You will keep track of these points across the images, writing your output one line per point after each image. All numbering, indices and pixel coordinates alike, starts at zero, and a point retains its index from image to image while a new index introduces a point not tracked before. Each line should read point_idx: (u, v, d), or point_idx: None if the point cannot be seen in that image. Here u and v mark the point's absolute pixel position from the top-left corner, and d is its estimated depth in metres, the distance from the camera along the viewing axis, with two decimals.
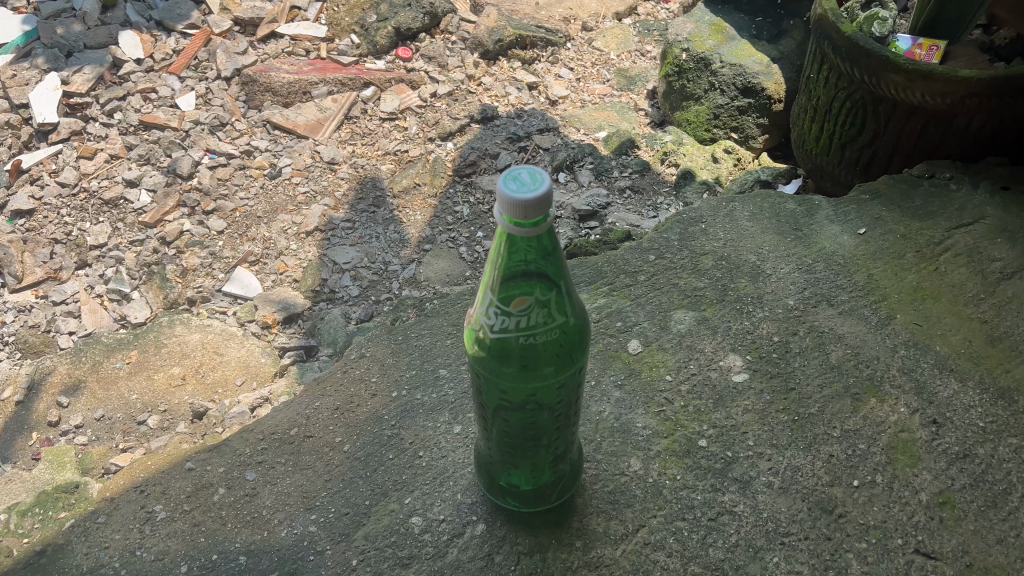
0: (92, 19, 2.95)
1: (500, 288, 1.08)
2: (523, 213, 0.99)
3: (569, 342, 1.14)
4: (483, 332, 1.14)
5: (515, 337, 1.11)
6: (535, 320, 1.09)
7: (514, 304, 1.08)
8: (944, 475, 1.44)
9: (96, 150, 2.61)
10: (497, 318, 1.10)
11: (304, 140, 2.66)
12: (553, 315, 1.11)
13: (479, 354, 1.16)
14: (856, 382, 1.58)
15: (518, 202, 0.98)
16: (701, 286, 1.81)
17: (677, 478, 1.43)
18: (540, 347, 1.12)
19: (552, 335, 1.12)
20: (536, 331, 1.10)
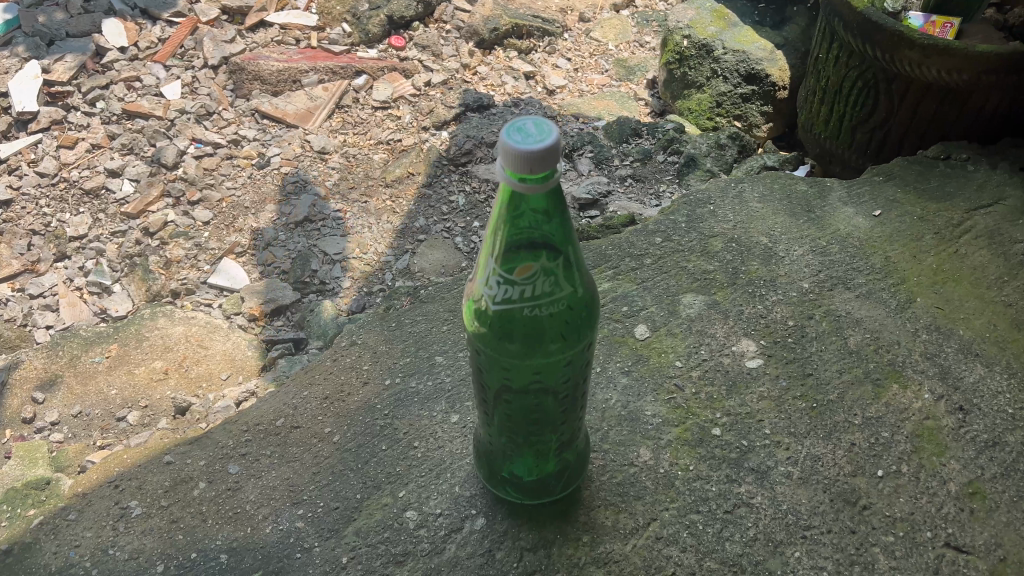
0: (75, 8, 2.87)
1: (503, 255, 0.99)
2: (528, 167, 0.90)
3: (577, 316, 1.05)
4: (484, 305, 1.05)
5: (519, 309, 1.01)
6: (540, 289, 1.00)
7: (518, 272, 0.99)
8: (973, 465, 1.35)
9: (77, 140, 2.52)
10: (500, 288, 1.01)
11: (294, 129, 2.57)
12: (560, 284, 1.01)
13: (479, 329, 1.06)
14: (877, 367, 1.49)
15: (522, 155, 0.89)
16: (710, 269, 1.72)
17: (689, 469, 1.34)
18: (545, 321, 1.03)
19: (559, 307, 1.03)
20: (542, 302, 1.01)
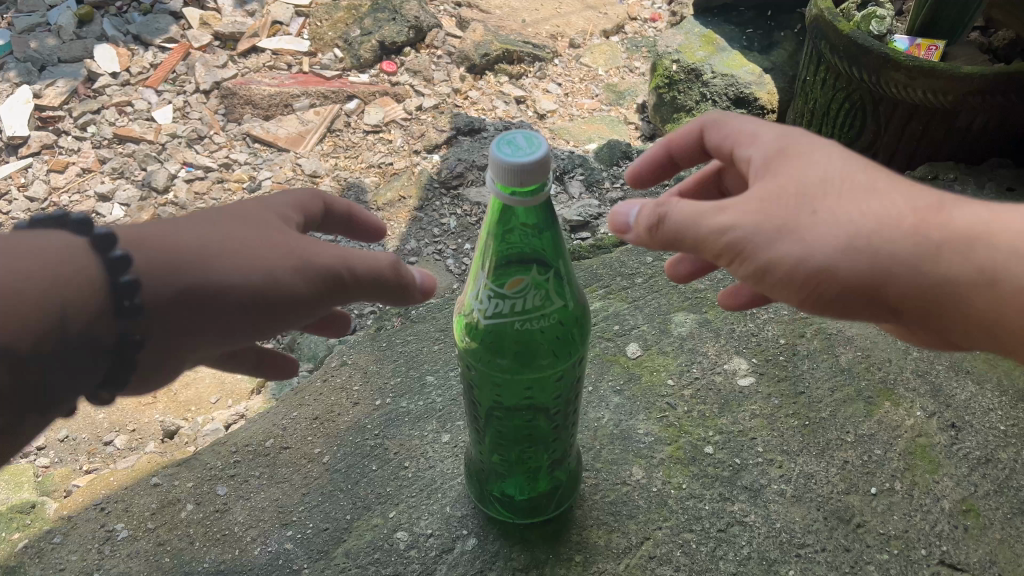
0: (67, 34, 2.88)
1: (493, 268, 1.00)
2: (518, 180, 0.90)
3: (568, 331, 1.05)
4: (474, 319, 1.04)
5: (510, 324, 1.01)
6: (531, 303, 1.00)
7: (509, 285, 0.99)
8: (966, 482, 1.35)
9: (68, 164, 2.55)
10: (490, 302, 1.01)
11: (285, 153, 2.59)
12: (551, 298, 1.01)
13: (469, 345, 1.06)
14: (869, 386, 1.49)
15: (512, 168, 0.89)
16: (701, 288, 1.72)
17: (682, 487, 1.33)
18: (536, 335, 1.02)
19: (550, 321, 1.02)
20: (532, 317, 1.01)
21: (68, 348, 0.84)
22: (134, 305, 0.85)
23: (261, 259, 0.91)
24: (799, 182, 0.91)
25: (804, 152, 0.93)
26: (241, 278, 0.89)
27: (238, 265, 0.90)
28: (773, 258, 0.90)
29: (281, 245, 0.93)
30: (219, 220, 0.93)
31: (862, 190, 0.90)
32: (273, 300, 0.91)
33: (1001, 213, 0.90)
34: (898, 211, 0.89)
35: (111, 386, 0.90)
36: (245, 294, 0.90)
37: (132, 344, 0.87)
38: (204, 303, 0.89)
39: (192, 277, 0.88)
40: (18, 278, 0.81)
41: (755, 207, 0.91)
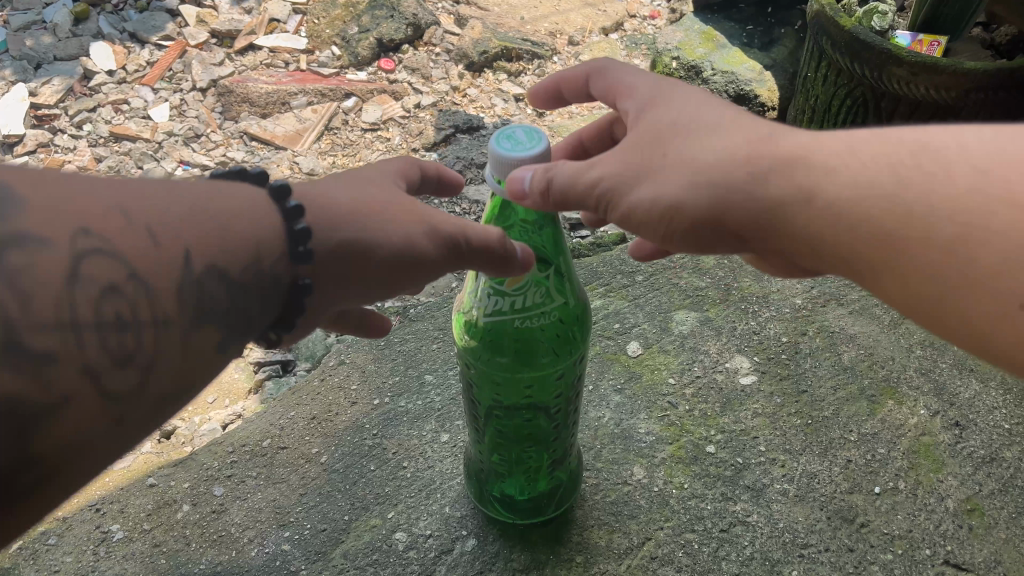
0: (63, 31, 2.87)
1: None
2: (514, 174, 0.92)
3: (569, 330, 1.04)
4: (474, 317, 1.03)
5: (510, 322, 1.00)
6: (531, 301, 1.00)
7: (509, 282, 0.99)
8: (970, 481, 1.34)
9: (63, 163, 2.55)
10: (490, 299, 1.00)
11: (282, 151, 2.57)
12: (551, 296, 1.01)
13: (469, 344, 1.04)
14: (872, 384, 1.47)
15: (509, 163, 0.92)
16: (702, 286, 1.71)
17: (684, 486, 1.32)
18: (536, 333, 1.01)
19: (550, 319, 1.02)
20: (532, 315, 1.00)
21: (261, 279, 0.84)
22: (306, 251, 0.85)
23: (400, 221, 0.89)
24: (657, 130, 0.89)
25: (669, 101, 0.91)
26: (391, 236, 0.88)
27: (380, 226, 0.88)
28: (632, 203, 0.88)
29: (416, 207, 0.92)
30: (336, 186, 0.90)
31: (714, 129, 0.87)
32: (411, 265, 0.90)
33: (847, 138, 0.84)
34: (745, 145, 0.85)
35: (284, 329, 0.89)
36: (393, 254, 0.89)
37: (305, 288, 0.86)
38: (356, 259, 0.88)
39: (345, 234, 0.87)
40: (212, 206, 0.82)
41: (620, 159, 0.89)
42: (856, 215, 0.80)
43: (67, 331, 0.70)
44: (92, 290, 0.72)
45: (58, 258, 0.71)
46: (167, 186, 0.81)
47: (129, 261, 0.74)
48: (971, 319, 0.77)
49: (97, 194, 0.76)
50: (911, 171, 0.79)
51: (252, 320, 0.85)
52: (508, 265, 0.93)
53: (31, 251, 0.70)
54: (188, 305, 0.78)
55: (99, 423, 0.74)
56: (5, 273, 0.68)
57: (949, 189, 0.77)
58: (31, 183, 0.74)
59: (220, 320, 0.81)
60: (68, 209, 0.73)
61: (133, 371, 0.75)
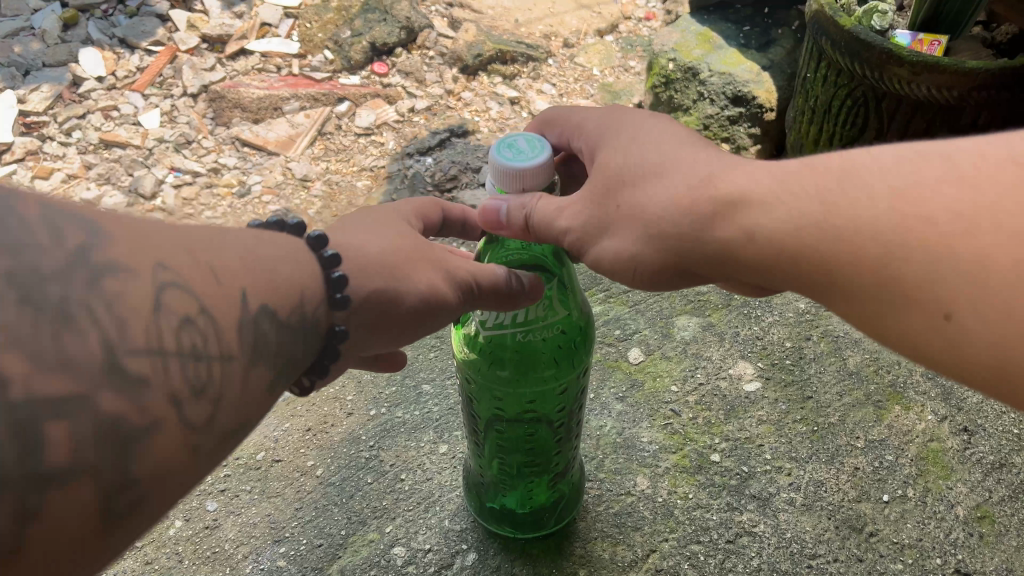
0: (52, 37, 2.83)
1: None
2: (517, 182, 0.91)
3: (571, 342, 1.01)
4: (473, 329, 1.00)
5: (511, 335, 0.97)
6: (533, 314, 0.97)
7: None
8: (980, 488, 1.32)
9: (53, 170, 2.51)
10: (491, 311, 0.97)
11: (275, 157, 2.55)
12: (554, 308, 0.99)
13: (468, 356, 1.01)
14: (878, 389, 1.45)
15: (510, 171, 0.90)
16: (704, 291, 1.67)
17: (689, 497, 1.29)
18: (538, 346, 0.98)
19: (552, 331, 0.99)
20: (534, 327, 0.97)
21: (303, 325, 0.83)
22: (344, 298, 0.86)
23: (423, 269, 0.91)
24: (606, 184, 0.89)
25: (614, 148, 0.91)
26: (415, 283, 0.90)
27: (404, 275, 0.90)
28: (598, 253, 0.90)
29: (434, 255, 0.93)
30: (360, 233, 0.91)
31: (658, 175, 0.87)
32: (432, 311, 0.91)
33: (779, 169, 0.81)
34: (687, 191, 0.84)
35: (316, 373, 0.89)
36: (418, 301, 0.90)
37: (341, 334, 0.87)
38: (384, 306, 0.89)
39: (377, 282, 0.88)
40: (262, 252, 0.81)
41: (579, 209, 0.90)
42: (794, 245, 0.77)
43: (156, 359, 0.68)
44: (172, 320, 0.70)
45: (144, 288, 0.69)
46: (219, 232, 0.80)
47: (201, 296, 0.73)
48: (913, 337, 0.74)
49: (162, 235, 0.74)
50: (835, 197, 0.76)
51: (297, 364, 0.84)
52: (516, 302, 0.94)
53: (122, 278, 0.68)
54: (249, 342, 0.77)
55: (180, 458, 0.69)
56: (102, 299, 0.66)
57: (871, 212, 0.74)
58: (105, 218, 0.71)
59: (273, 361, 0.80)
60: (143, 243, 0.71)
61: (210, 404, 0.72)
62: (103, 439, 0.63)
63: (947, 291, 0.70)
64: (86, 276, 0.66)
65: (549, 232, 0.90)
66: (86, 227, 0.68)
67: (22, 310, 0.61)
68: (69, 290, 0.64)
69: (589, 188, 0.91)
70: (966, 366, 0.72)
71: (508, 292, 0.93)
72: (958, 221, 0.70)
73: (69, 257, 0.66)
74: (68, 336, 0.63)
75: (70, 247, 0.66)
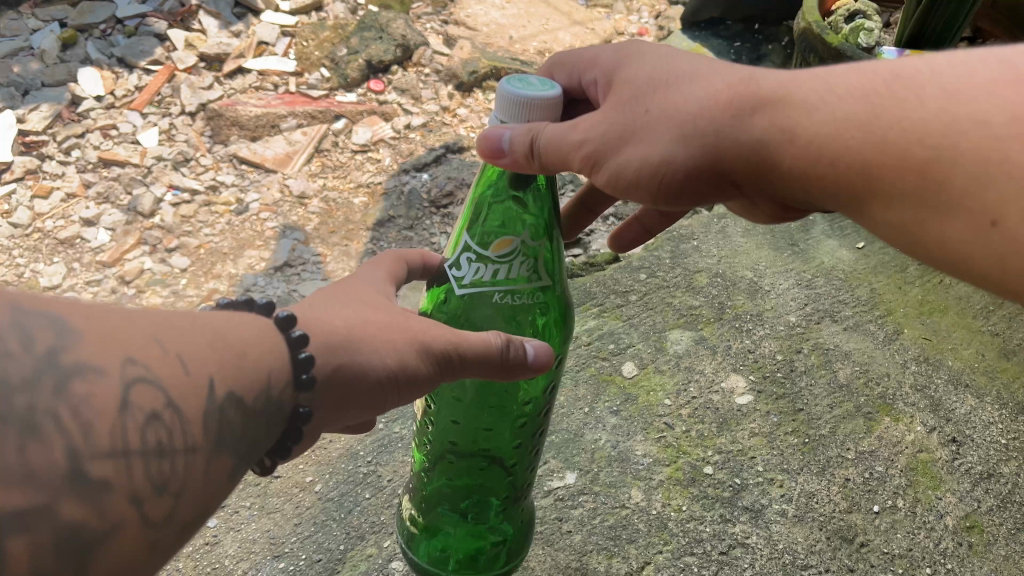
0: (51, 58, 2.86)
1: (482, 232, 0.99)
2: (522, 114, 0.89)
3: (548, 315, 1.02)
4: (452, 290, 1.00)
5: (490, 292, 0.98)
6: (515, 272, 0.98)
7: (495, 248, 0.97)
8: (969, 498, 1.34)
9: (52, 189, 2.53)
10: (473, 267, 0.98)
11: (272, 174, 2.58)
12: (537, 272, 0.99)
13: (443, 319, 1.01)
14: (868, 401, 1.47)
15: (518, 101, 0.89)
16: (696, 305, 1.69)
17: (682, 509, 1.31)
18: (516, 309, 0.99)
19: (532, 298, 1.00)
20: (514, 287, 0.98)
21: (269, 407, 0.78)
22: (309, 379, 0.80)
23: (394, 340, 0.85)
24: (635, 96, 0.89)
25: (637, 69, 0.91)
26: (383, 358, 0.83)
27: (373, 351, 0.84)
28: (621, 164, 0.89)
29: (411, 322, 0.87)
30: (329, 307, 0.86)
31: (687, 89, 0.87)
32: (401, 387, 0.85)
33: (825, 77, 0.81)
34: (723, 97, 0.85)
35: (278, 454, 0.83)
36: (384, 376, 0.83)
37: (305, 416, 0.81)
38: (349, 382, 0.83)
39: (341, 359, 0.82)
40: (236, 332, 0.77)
41: (598, 123, 0.90)
42: (837, 148, 0.77)
43: (118, 461, 0.65)
44: (137, 418, 0.66)
45: (110, 387, 0.66)
46: (192, 316, 0.76)
47: (170, 389, 0.69)
48: (954, 248, 0.72)
49: (134, 321, 0.71)
50: (884, 101, 0.75)
51: (262, 446, 0.79)
52: (513, 371, 0.89)
53: (89, 380, 0.65)
54: (221, 431, 0.73)
55: (141, 558, 0.66)
56: (67, 405, 0.63)
57: (920, 113, 0.73)
58: (79, 313, 0.69)
59: (238, 448, 0.75)
60: (113, 337, 0.68)
61: (174, 500, 0.68)
62: (63, 552, 0.60)
63: (995, 196, 0.68)
64: (51, 381, 0.63)
65: (565, 143, 0.87)
66: (56, 327, 0.66)
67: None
68: (36, 399, 0.62)
69: (616, 102, 0.91)
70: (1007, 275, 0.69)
71: (491, 358, 0.88)
72: (1011, 121, 0.68)
73: (36, 364, 0.64)
74: (32, 448, 0.61)
75: (37, 352, 0.64)
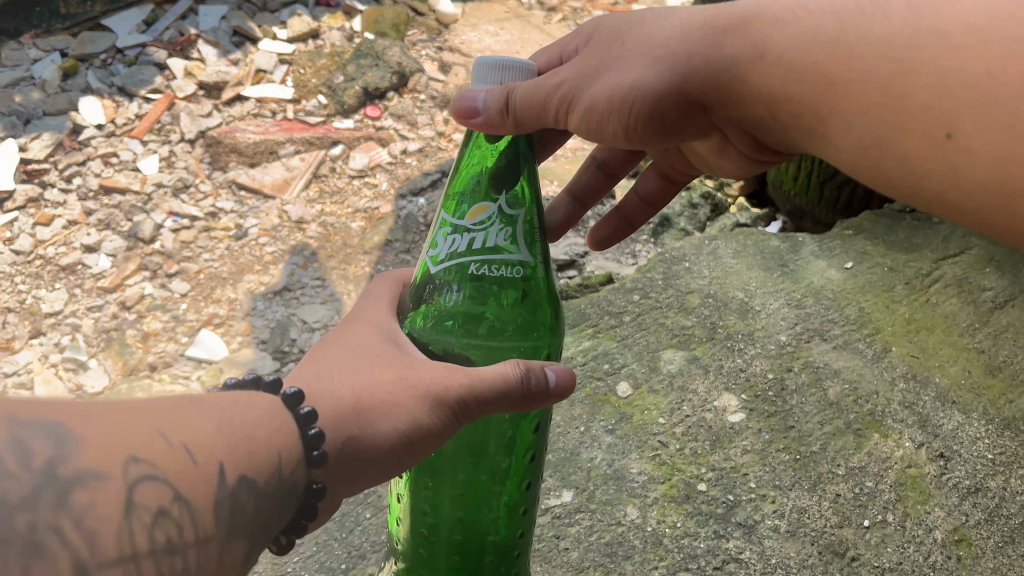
0: (52, 87, 2.91)
1: (456, 203, 0.92)
2: (496, 75, 0.93)
3: (530, 296, 0.93)
4: (428, 273, 0.92)
5: (467, 265, 0.89)
6: (492, 242, 0.89)
7: (471, 216, 0.90)
8: (956, 512, 1.38)
9: (53, 217, 2.56)
10: (449, 241, 0.91)
11: (271, 200, 2.62)
12: (516, 244, 0.91)
13: (418, 304, 0.92)
14: (857, 418, 1.50)
15: (490, 64, 0.93)
16: (688, 325, 1.72)
17: (677, 526, 1.34)
18: (495, 287, 0.90)
19: (511, 274, 0.91)
20: (492, 259, 0.89)
21: (280, 491, 0.73)
22: (322, 455, 0.76)
23: (405, 398, 0.80)
24: (607, 40, 0.97)
25: (609, 26, 0.98)
26: (395, 425, 0.79)
27: (387, 413, 0.80)
28: (596, 97, 0.94)
29: (420, 374, 0.82)
30: (335, 372, 0.82)
31: (656, 26, 0.94)
32: (416, 444, 0.81)
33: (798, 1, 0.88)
34: (695, 23, 0.92)
35: (293, 532, 0.78)
36: (401, 441, 0.80)
37: (319, 492, 0.77)
38: (362, 455, 0.79)
39: (353, 430, 0.78)
40: (239, 416, 0.72)
41: (576, 68, 0.96)
42: (815, 62, 0.84)
43: (129, 566, 0.60)
44: (144, 519, 0.62)
45: (114, 491, 0.61)
46: (191, 398, 0.72)
47: (177, 483, 0.64)
48: (911, 158, 0.81)
49: (131, 417, 0.66)
50: (852, 17, 0.83)
51: (274, 529, 0.73)
52: (537, 400, 0.82)
53: (92, 487, 0.60)
54: (235, 518, 0.68)
55: None
56: (71, 516, 0.58)
57: (881, 29, 0.80)
58: (76, 415, 0.64)
59: (251, 532, 0.70)
60: (113, 436, 0.64)
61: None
62: None
63: (954, 105, 0.76)
64: (54, 494, 0.58)
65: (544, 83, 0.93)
66: (55, 433, 0.61)
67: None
68: (39, 515, 0.57)
69: (589, 49, 0.98)
70: (973, 184, 0.77)
71: (510, 402, 0.81)
72: (973, 33, 0.76)
73: (39, 478, 0.59)
74: (36, 566, 0.56)
75: (38, 466, 0.59)
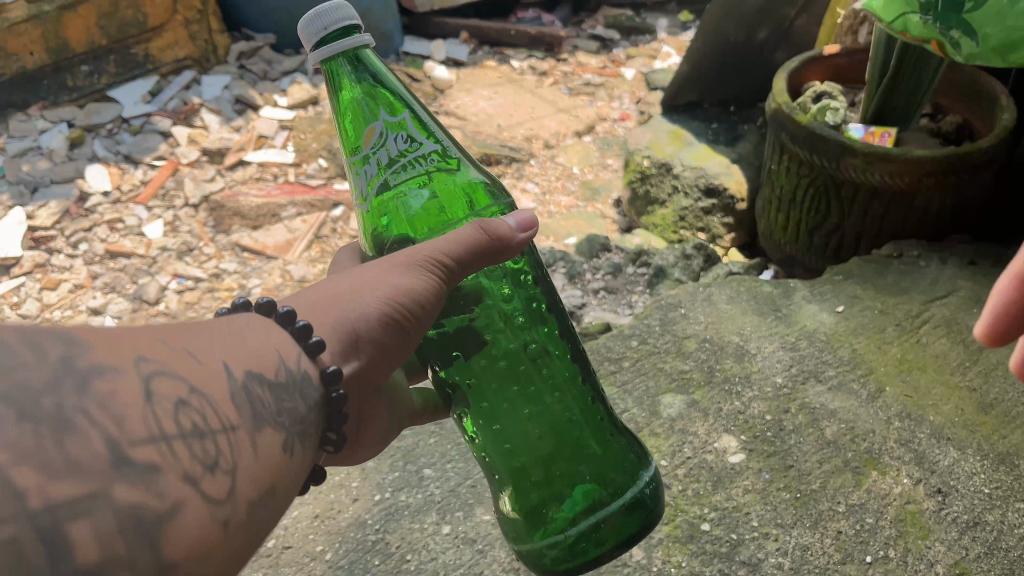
0: (59, 156, 3.02)
1: (349, 140, 1.02)
2: (321, 26, 0.93)
3: (450, 170, 1.03)
4: (366, 211, 1.04)
5: (387, 181, 1.00)
6: (396, 148, 0.99)
7: (365, 141, 1.00)
8: (957, 546, 1.38)
9: (60, 281, 2.61)
10: (363, 174, 1.01)
11: (273, 260, 2.65)
12: (418, 138, 1.01)
13: (377, 240, 1.05)
14: (855, 456, 1.53)
15: (310, 20, 0.92)
16: (686, 368, 1.76)
17: (682, 566, 1.37)
18: (421, 183, 1.01)
19: (427, 165, 1.01)
20: (405, 162, 1.00)
21: (289, 385, 0.82)
22: (317, 341, 0.87)
23: (375, 281, 0.93)
24: None
25: None
26: (371, 303, 0.92)
27: (361, 294, 0.93)
28: None
29: (382, 263, 0.95)
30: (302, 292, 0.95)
31: None
32: (407, 307, 0.92)
33: None
34: None
35: (337, 424, 0.89)
36: (382, 314, 0.92)
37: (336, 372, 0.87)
38: (353, 335, 0.91)
39: (337, 317, 0.91)
40: (232, 336, 0.80)
41: None
42: None
43: (161, 445, 0.64)
44: (168, 406, 0.67)
45: (133, 382, 0.66)
46: (183, 325, 0.78)
47: (186, 377, 0.71)
48: None
49: (131, 332, 0.72)
50: None
51: (303, 423, 0.82)
52: (501, 239, 0.95)
53: (108, 377, 0.64)
54: (246, 412, 0.75)
55: (210, 532, 0.66)
56: (93, 400, 0.62)
57: None
58: (71, 328, 0.67)
59: (275, 424, 0.78)
60: (115, 341, 0.68)
61: (227, 475, 0.70)
62: (133, 534, 0.59)
63: None
64: (75, 383, 0.62)
65: None
66: (63, 339, 0.64)
67: (22, 424, 0.57)
68: (63, 399, 0.60)
69: None
70: None
71: (476, 242, 0.94)
72: None
73: (56, 371, 0.62)
74: (69, 442, 0.59)
75: (54, 360, 0.62)
